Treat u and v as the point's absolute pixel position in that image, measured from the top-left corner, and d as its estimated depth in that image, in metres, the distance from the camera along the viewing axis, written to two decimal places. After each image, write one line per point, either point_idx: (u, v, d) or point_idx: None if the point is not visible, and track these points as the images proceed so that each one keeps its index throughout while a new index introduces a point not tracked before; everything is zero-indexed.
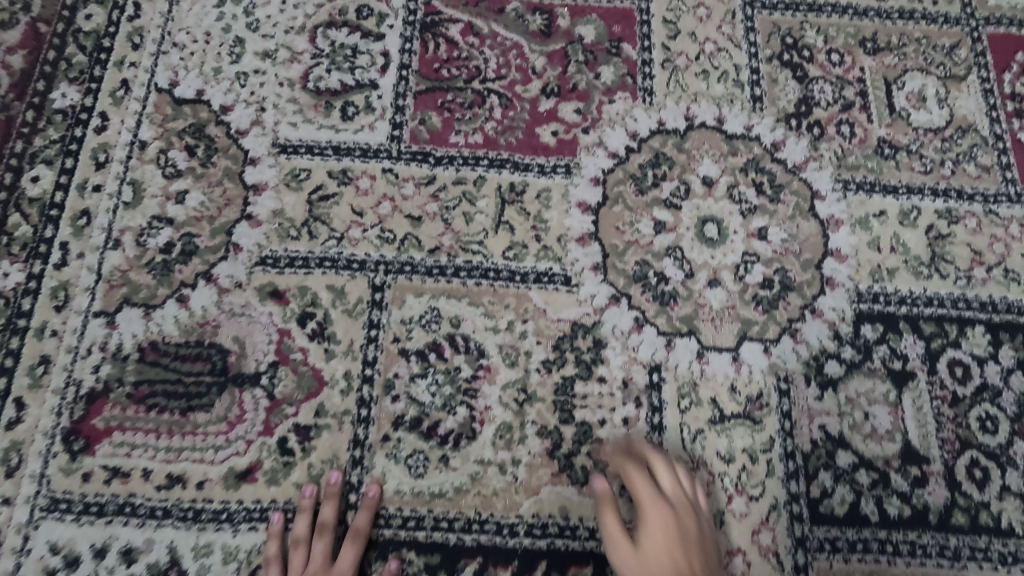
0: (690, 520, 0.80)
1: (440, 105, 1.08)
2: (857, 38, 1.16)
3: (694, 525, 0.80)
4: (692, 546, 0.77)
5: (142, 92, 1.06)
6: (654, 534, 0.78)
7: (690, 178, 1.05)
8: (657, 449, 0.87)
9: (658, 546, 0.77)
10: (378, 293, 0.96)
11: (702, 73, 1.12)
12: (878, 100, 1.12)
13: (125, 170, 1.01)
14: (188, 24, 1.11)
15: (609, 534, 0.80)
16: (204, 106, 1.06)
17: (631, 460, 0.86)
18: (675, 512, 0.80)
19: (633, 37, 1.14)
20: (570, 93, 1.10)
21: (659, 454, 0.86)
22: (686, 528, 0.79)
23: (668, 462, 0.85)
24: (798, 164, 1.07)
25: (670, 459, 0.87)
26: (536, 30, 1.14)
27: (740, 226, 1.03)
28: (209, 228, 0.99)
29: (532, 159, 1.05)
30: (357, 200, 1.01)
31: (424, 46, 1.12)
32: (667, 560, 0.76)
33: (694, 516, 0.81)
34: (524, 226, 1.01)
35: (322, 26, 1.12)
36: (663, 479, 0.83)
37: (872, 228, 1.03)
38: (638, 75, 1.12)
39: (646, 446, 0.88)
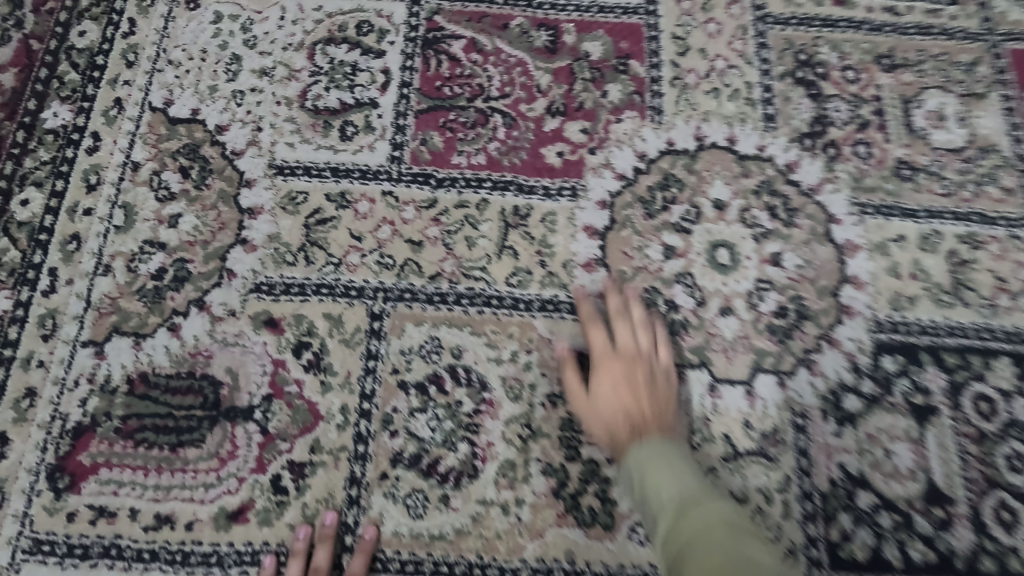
0: (639, 367, 0.86)
1: (441, 124, 1.05)
2: (873, 54, 1.12)
3: (643, 369, 0.86)
4: (638, 387, 0.84)
5: (136, 111, 1.03)
6: (604, 381, 0.85)
7: (701, 201, 1.01)
8: (616, 299, 0.93)
9: (607, 390, 0.84)
10: (377, 322, 0.92)
11: (713, 91, 1.09)
12: (895, 118, 1.08)
13: (116, 192, 0.98)
14: (183, 40, 1.08)
15: (569, 389, 0.87)
16: (199, 126, 1.03)
17: (589, 317, 0.92)
18: (623, 361, 0.87)
19: (641, 53, 1.11)
20: (576, 112, 1.06)
21: (617, 311, 0.92)
22: (633, 372, 0.86)
23: (624, 320, 0.91)
24: (813, 186, 1.03)
25: (628, 304, 0.93)
26: (541, 46, 1.10)
27: (753, 251, 0.99)
28: (202, 253, 0.95)
29: (537, 181, 1.02)
30: (355, 224, 0.98)
31: (425, 64, 1.08)
32: (614, 399, 0.83)
33: (643, 362, 0.87)
34: (528, 251, 0.97)
35: (321, 42, 1.09)
36: (617, 335, 0.89)
37: (890, 254, 0.99)
38: (647, 93, 1.08)
39: (608, 302, 0.93)
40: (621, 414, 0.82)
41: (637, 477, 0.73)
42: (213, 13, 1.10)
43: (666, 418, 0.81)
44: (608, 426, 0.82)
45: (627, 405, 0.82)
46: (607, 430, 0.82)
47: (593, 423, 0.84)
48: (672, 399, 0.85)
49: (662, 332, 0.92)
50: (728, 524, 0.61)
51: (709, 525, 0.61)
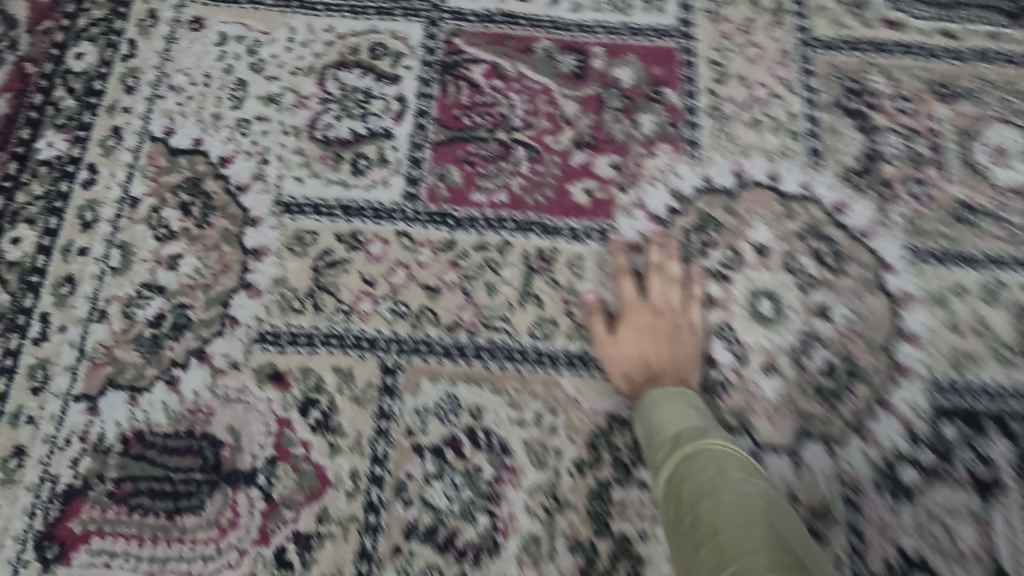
0: (666, 318, 0.87)
1: (461, 157, 0.97)
2: (928, 82, 1.04)
3: (670, 321, 0.87)
4: (661, 340, 0.85)
5: (135, 141, 0.96)
6: (629, 329, 0.87)
7: (741, 245, 0.94)
8: (653, 251, 0.92)
9: (630, 337, 0.86)
10: (390, 377, 0.86)
11: (754, 122, 1.01)
12: (954, 154, 0.99)
13: (113, 231, 0.91)
14: (186, 64, 1.01)
15: (591, 330, 0.88)
16: (202, 157, 0.96)
17: (623, 266, 0.91)
18: (651, 312, 0.88)
19: (676, 80, 1.03)
20: (606, 145, 0.99)
21: (653, 264, 0.91)
22: (658, 325, 0.87)
23: (658, 275, 0.90)
24: (863, 230, 0.95)
25: (665, 258, 0.92)
26: (568, 72, 1.03)
27: (798, 301, 0.91)
28: (203, 298, 0.89)
29: (564, 222, 0.94)
30: (367, 267, 0.91)
31: (444, 91, 1.01)
32: (635, 346, 0.85)
33: (670, 316, 0.88)
34: (554, 299, 0.90)
35: (332, 66, 1.01)
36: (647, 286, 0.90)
37: (949, 306, 0.92)
38: (682, 124, 1.00)
39: (647, 253, 0.92)
40: (641, 363, 0.84)
41: (644, 417, 0.77)
42: (218, 34, 1.02)
43: (682, 371, 0.84)
44: (626, 374, 0.85)
45: (646, 354, 0.85)
46: (622, 372, 0.85)
47: (609, 365, 0.86)
48: (693, 354, 0.86)
49: (697, 288, 0.90)
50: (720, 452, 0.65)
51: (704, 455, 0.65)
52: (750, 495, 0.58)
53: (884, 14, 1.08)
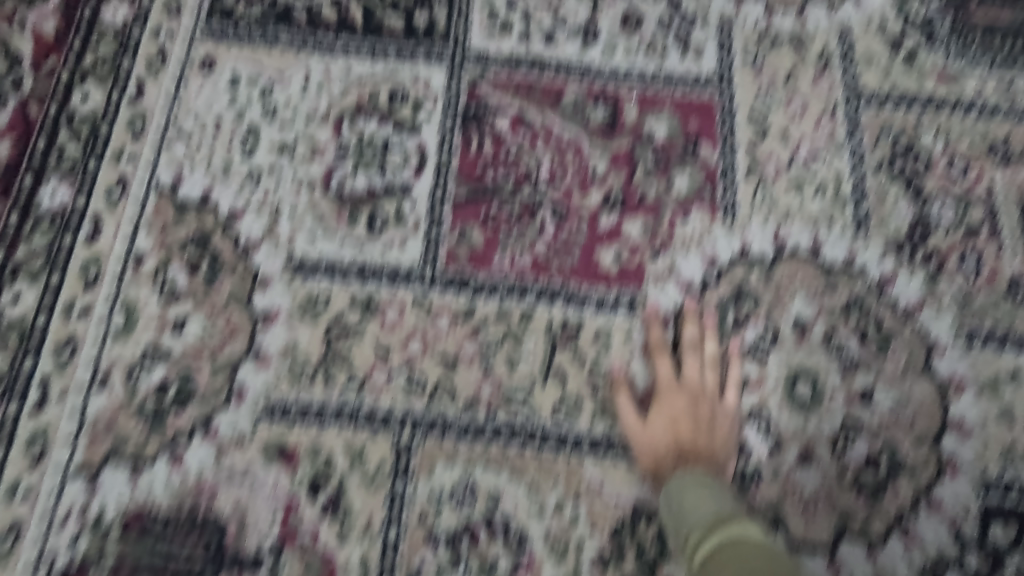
0: (702, 404, 0.82)
1: (483, 217, 0.92)
2: (984, 144, 0.97)
3: (707, 408, 0.82)
4: (699, 427, 0.80)
5: (141, 192, 0.91)
6: (664, 414, 0.81)
7: (779, 321, 0.89)
8: (691, 329, 0.86)
9: (663, 421, 0.81)
10: (404, 458, 0.82)
11: (795, 184, 0.95)
12: (1009, 226, 0.93)
13: (117, 290, 0.87)
14: (195, 108, 0.96)
15: (622, 413, 0.82)
16: (210, 212, 0.91)
17: (658, 343, 0.85)
18: (687, 396, 0.82)
19: (713, 136, 0.96)
20: (636, 207, 0.93)
21: (690, 343, 0.86)
22: (694, 410, 0.81)
23: (695, 354, 0.85)
24: (911, 306, 0.89)
25: (702, 336, 0.86)
26: (598, 124, 0.96)
27: (839, 384, 0.86)
28: (210, 366, 0.85)
29: (590, 290, 0.89)
30: (382, 336, 0.86)
31: (466, 142, 0.95)
32: (671, 434, 0.80)
33: (707, 401, 0.82)
34: (579, 376, 0.85)
35: (349, 113, 0.96)
36: (684, 366, 0.84)
37: (1002, 395, 0.86)
38: (718, 185, 0.94)
39: (683, 329, 0.87)
40: (672, 451, 0.79)
41: (674, 499, 0.73)
42: (229, 75, 0.97)
43: (720, 460, 0.79)
44: (655, 459, 0.80)
45: (682, 442, 0.79)
46: (655, 460, 0.80)
47: (641, 452, 0.81)
48: (729, 444, 0.81)
49: (734, 370, 0.85)
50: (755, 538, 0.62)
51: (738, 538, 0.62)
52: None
53: (938, 66, 1.01)
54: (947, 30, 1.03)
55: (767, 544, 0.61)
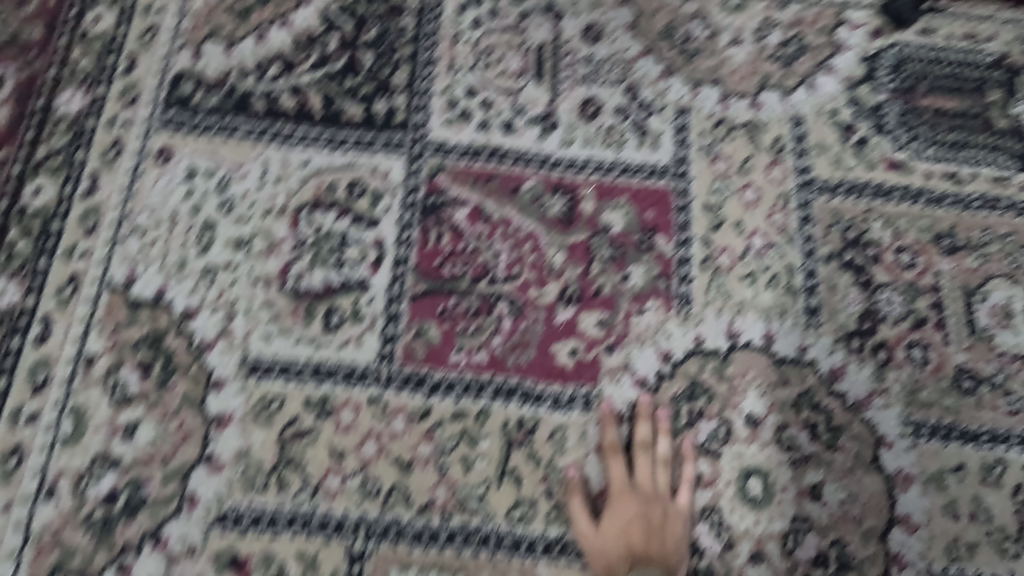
0: (654, 506, 0.83)
1: (439, 312, 0.92)
2: (931, 232, 0.99)
3: (659, 511, 0.83)
4: (651, 532, 0.82)
5: (93, 290, 0.91)
6: (617, 519, 0.82)
7: (732, 416, 0.90)
8: (644, 427, 0.88)
9: (615, 525, 0.82)
10: (357, 565, 0.82)
11: (749, 276, 0.96)
12: (956, 315, 0.95)
13: (66, 394, 0.87)
14: (150, 202, 0.96)
15: (575, 517, 0.83)
16: (164, 310, 0.91)
17: (611, 443, 0.87)
18: (639, 499, 0.84)
19: (668, 227, 0.98)
20: (592, 300, 0.94)
21: (642, 443, 0.87)
22: (645, 513, 0.83)
23: (646, 455, 0.87)
24: (860, 400, 0.91)
25: (655, 435, 0.88)
26: (555, 215, 0.98)
27: (790, 481, 0.88)
28: (161, 473, 0.85)
29: (546, 387, 0.89)
30: (336, 438, 0.87)
31: (424, 235, 0.96)
32: (623, 540, 0.81)
33: (659, 503, 0.84)
34: (533, 477, 0.86)
35: (306, 206, 0.96)
36: (636, 468, 0.86)
37: (947, 488, 0.88)
38: (673, 277, 0.95)
39: (635, 428, 0.88)
40: (623, 557, 0.80)
41: None
42: (185, 168, 0.97)
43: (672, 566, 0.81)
44: (607, 564, 0.81)
45: (634, 548, 0.81)
46: (607, 565, 0.81)
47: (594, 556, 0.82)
48: (682, 546, 0.82)
49: (687, 469, 0.87)
50: None
51: None
52: None
53: (887, 154, 1.04)
54: (895, 118, 1.06)
55: None
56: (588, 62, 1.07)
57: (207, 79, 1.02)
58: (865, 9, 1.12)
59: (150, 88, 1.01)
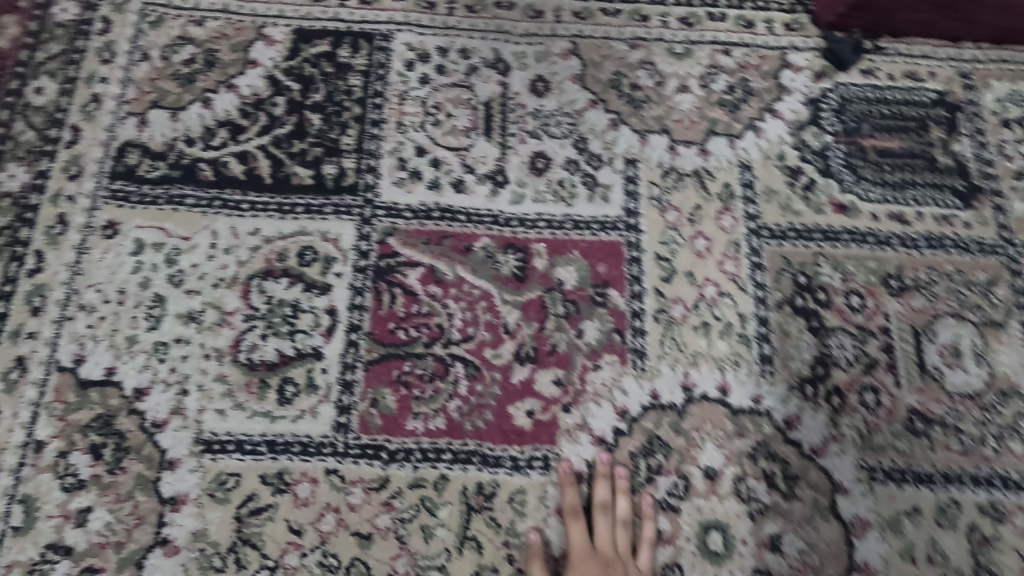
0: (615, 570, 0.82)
1: (395, 378, 0.92)
2: (879, 274, 1.01)
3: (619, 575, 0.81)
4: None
5: (41, 372, 0.89)
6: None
7: (691, 470, 0.90)
8: (603, 487, 0.88)
9: None
10: None
11: (703, 326, 0.97)
12: (906, 356, 0.97)
13: (15, 483, 0.85)
14: (98, 278, 0.94)
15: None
16: (115, 389, 0.89)
17: (571, 506, 0.86)
18: (599, 564, 0.82)
19: (621, 279, 0.99)
20: (548, 358, 0.94)
21: (601, 503, 0.87)
22: None
23: (606, 515, 0.86)
24: (815, 447, 0.92)
25: (614, 495, 0.88)
26: (508, 274, 0.98)
27: (750, 533, 0.88)
28: (115, 559, 0.83)
29: (504, 450, 0.89)
30: (294, 513, 0.86)
31: (377, 300, 0.96)
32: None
33: (620, 566, 0.82)
34: (494, 542, 0.86)
35: (258, 275, 0.96)
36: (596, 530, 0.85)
37: (903, 531, 0.89)
38: (627, 331, 0.96)
39: (595, 489, 0.88)
40: None
41: None
42: (134, 242, 0.96)
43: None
44: None
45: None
46: None
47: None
48: None
49: (647, 528, 0.86)
50: None
51: None
52: None
53: (834, 196, 1.05)
54: (840, 160, 1.08)
55: None
56: (536, 116, 1.08)
57: (153, 148, 1.02)
58: (808, 51, 1.15)
59: (96, 159, 1.01)
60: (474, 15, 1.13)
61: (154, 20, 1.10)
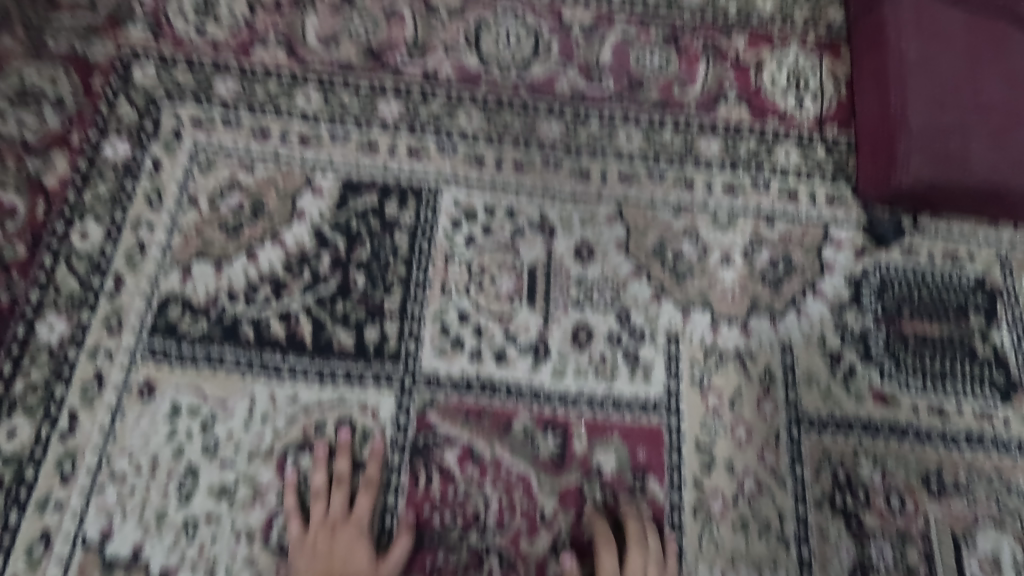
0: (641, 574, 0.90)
1: (428, 568, 0.92)
2: (920, 473, 1.00)
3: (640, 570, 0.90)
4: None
5: (66, 547, 0.89)
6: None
7: None
8: None
9: None
10: None
11: (740, 523, 0.96)
12: (946, 566, 0.96)
13: None
14: (131, 444, 0.93)
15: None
16: (141, 569, 0.89)
17: (603, 532, 0.93)
18: None
19: (660, 468, 0.98)
20: (584, 551, 0.94)
21: (635, 532, 0.93)
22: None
23: (638, 544, 0.92)
24: None
25: (645, 530, 0.93)
26: (547, 457, 0.97)
27: None
28: None
29: None
30: None
31: (413, 481, 0.95)
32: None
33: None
34: None
35: (293, 448, 0.95)
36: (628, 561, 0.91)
37: None
38: (664, 526, 0.96)
39: (630, 519, 0.94)
40: None
41: None
42: (169, 405, 0.95)
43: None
44: None
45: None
46: None
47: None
48: None
49: None
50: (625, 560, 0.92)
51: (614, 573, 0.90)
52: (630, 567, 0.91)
53: (874, 385, 1.05)
54: (881, 346, 1.07)
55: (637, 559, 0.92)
56: (579, 283, 1.07)
57: (195, 302, 1.01)
58: (849, 226, 1.15)
59: (137, 312, 1.00)
60: (521, 172, 1.14)
61: (204, 163, 1.10)
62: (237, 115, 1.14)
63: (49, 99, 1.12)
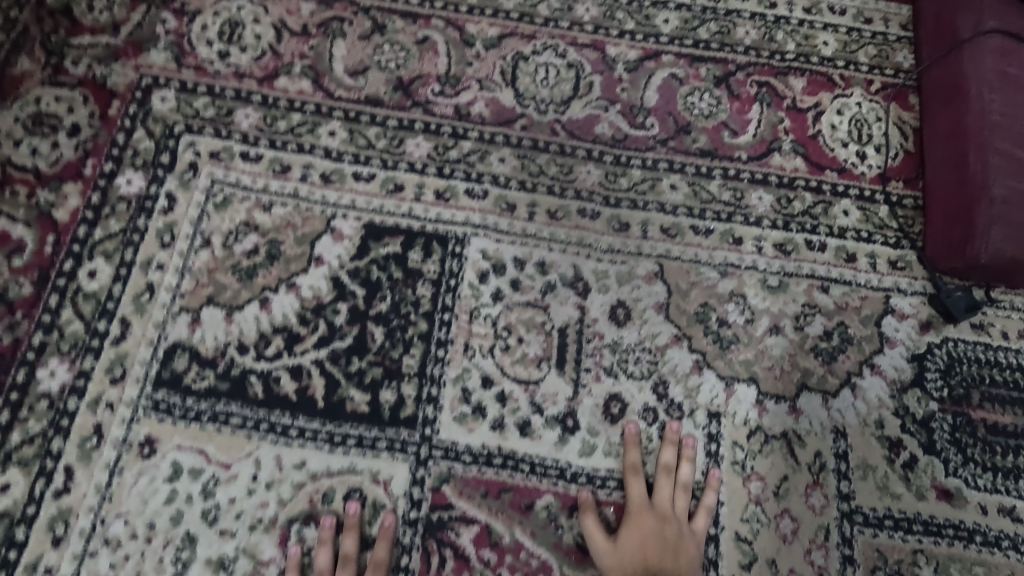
0: (670, 525, 0.87)
1: None
2: None
3: (673, 530, 0.87)
4: (665, 546, 0.85)
5: None
6: (633, 531, 0.87)
7: None
8: None
9: (633, 542, 0.86)
10: None
11: None
12: None
13: None
14: (127, 506, 0.88)
15: (589, 534, 0.87)
16: None
17: (632, 464, 0.92)
18: (655, 517, 0.88)
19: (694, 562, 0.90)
20: None
21: (666, 466, 0.92)
22: (663, 533, 0.86)
23: (668, 477, 0.92)
24: None
25: (680, 460, 0.93)
26: (570, 543, 0.90)
27: None
28: None
29: None
30: None
31: (425, 562, 0.88)
32: (637, 549, 0.85)
33: (674, 524, 0.88)
34: None
35: (299, 519, 0.89)
36: (656, 492, 0.91)
37: None
38: None
39: (661, 453, 0.94)
40: (640, 566, 0.83)
41: (648, 552, 0.84)
42: (170, 466, 0.90)
43: None
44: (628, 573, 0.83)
45: (646, 561, 0.84)
46: None
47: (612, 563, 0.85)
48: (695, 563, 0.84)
49: None
50: (661, 517, 0.88)
51: (647, 529, 0.87)
52: (665, 527, 0.87)
53: (938, 480, 0.95)
54: (945, 434, 0.97)
55: (672, 523, 0.88)
56: (614, 349, 0.99)
57: (203, 352, 0.95)
58: (913, 296, 1.05)
59: (142, 361, 0.94)
60: (556, 222, 1.06)
61: (221, 201, 1.04)
62: (257, 150, 1.08)
63: (65, 127, 1.07)
